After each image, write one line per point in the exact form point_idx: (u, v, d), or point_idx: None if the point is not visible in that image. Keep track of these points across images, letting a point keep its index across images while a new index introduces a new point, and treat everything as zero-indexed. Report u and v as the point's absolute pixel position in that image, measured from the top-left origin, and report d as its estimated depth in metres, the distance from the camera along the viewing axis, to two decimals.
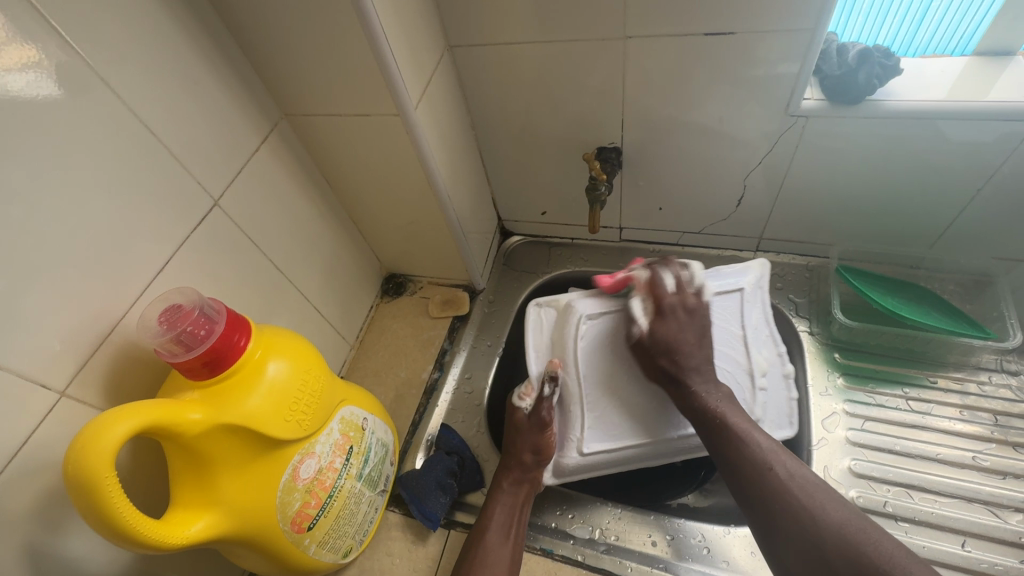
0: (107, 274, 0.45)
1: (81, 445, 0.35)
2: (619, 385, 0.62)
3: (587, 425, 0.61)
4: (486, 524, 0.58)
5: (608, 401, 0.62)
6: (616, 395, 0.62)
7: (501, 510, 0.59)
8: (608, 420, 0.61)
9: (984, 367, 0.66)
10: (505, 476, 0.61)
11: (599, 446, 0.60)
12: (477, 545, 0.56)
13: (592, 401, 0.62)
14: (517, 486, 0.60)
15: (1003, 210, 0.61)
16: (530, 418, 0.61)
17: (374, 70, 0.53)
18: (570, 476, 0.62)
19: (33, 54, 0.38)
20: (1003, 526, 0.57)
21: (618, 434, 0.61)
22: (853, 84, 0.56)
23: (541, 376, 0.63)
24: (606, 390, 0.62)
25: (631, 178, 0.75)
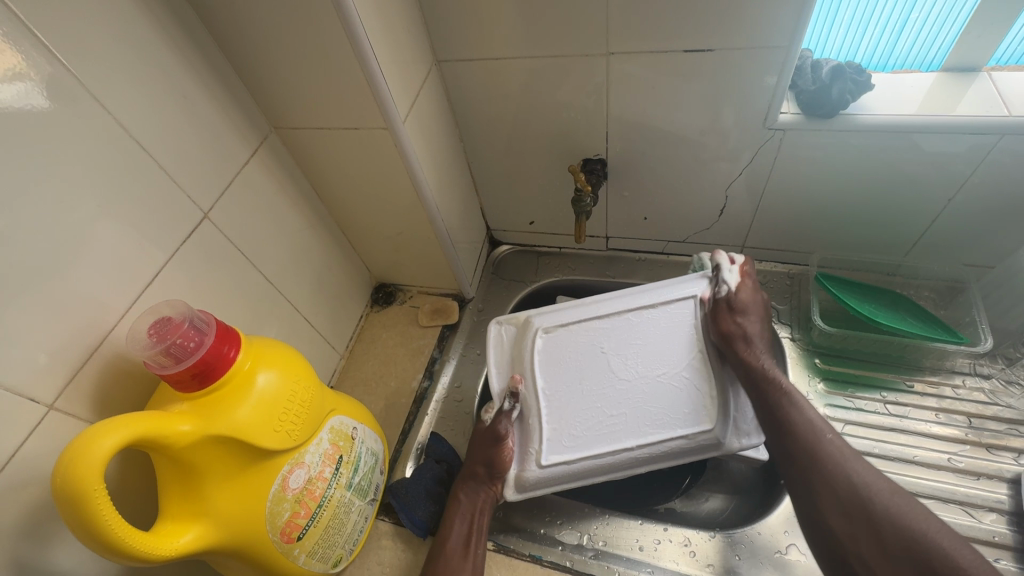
0: (95, 285, 0.45)
1: (69, 457, 0.36)
2: (600, 376, 0.62)
3: (546, 436, 0.61)
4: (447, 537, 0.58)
5: (593, 388, 0.62)
6: (574, 403, 0.61)
7: (460, 520, 0.59)
8: (575, 426, 0.61)
9: (958, 371, 0.68)
10: (465, 487, 0.62)
11: (557, 458, 0.59)
12: (438, 557, 0.57)
13: (556, 406, 0.62)
14: (475, 496, 0.61)
15: (974, 218, 0.63)
16: (488, 430, 0.62)
17: (362, 85, 0.54)
18: (532, 491, 0.61)
19: (21, 66, 0.39)
20: (978, 526, 0.58)
21: (584, 439, 0.60)
22: (826, 100, 0.57)
23: (502, 396, 0.64)
24: (573, 394, 0.62)
25: (617, 189, 0.76)
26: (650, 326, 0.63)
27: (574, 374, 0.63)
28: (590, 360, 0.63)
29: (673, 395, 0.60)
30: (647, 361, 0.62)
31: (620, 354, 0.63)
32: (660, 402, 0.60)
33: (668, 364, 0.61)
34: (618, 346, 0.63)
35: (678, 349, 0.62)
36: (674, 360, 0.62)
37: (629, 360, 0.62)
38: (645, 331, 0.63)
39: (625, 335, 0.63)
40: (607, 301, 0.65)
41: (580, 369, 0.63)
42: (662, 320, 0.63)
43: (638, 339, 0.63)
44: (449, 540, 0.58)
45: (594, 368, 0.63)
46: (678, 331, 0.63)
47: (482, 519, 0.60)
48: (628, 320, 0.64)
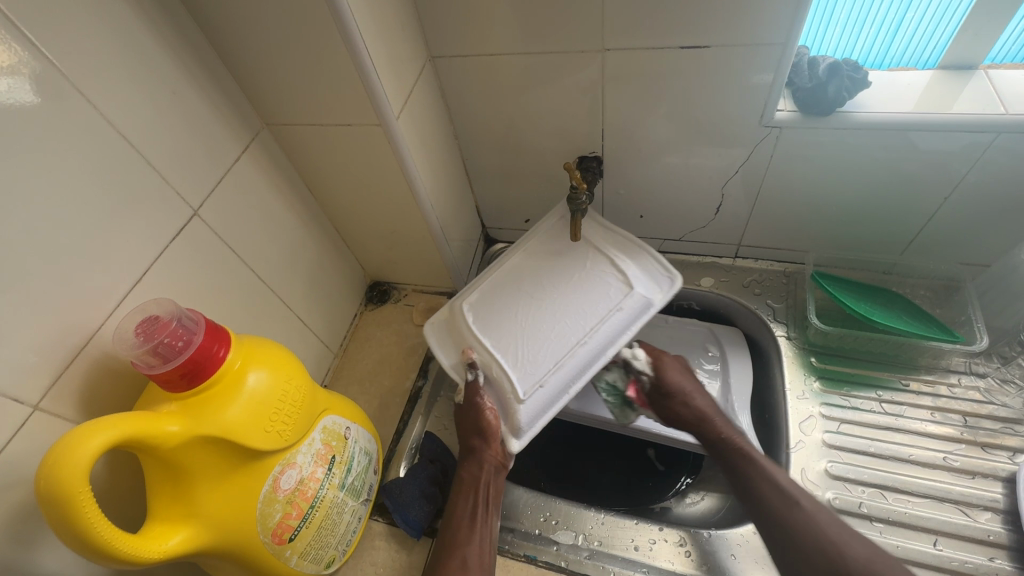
0: (83, 284, 0.45)
1: (54, 459, 0.35)
2: (532, 307, 0.65)
3: (516, 379, 0.60)
4: (456, 514, 0.59)
5: (535, 322, 0.63)
6: (522, 341, 0.62)
7: (466, 494, 0.60)
8: (533, 354, 0.61)
9: (953, 370, 0.68)
10: (466, 462, 0.62)
11: (533, 386, 0.59)
12: (450, 531, 0.58)
13: (507, 347, 0.62)
14: (477, 469, 0.61)
15: (970, 216, 0.63)
16: (465, 403, 0.63)
17: (355, 80, 0.53)
18: (529, 428, 0.59)
19: (5, 61, 0.38)
20: (973, 525, 0.58)
21: (546, 359, 0.60)
22: (824, 99, 0.57)
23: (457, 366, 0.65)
24: (509, 332, 0.63)
25: (612, 187, 0.76)
26: (557, 254, 0.69)
27: (506, 317, 0.65)
28: (516, 302, 0.66)
29: (596, 291, 0.64)
30: (568, 279, 0.66)
31: (545, 288, 0.66)
32: (590, 304, 0.63)
33: (582, 273, 0.66)
34: (539, 285, 0.67)
35: (584, 261, 0.67)
36: (589, 267, 0.66)
37: (553, 286, 0.66)
38: (556, 260, 0.69)
39: (538, 272, 0.68)
40: (516, 259, 0.71)
41: (507, 313, 0.65)
42: (572, 255, 0.68)
43: (553, 270, 0.68)
44: (457, 512, 0.59)
45: (524, 305, 0.65)
46: (586, 245, 0.69)
47: (488, 491, 0.61)
48: (538, 259, 0.70)
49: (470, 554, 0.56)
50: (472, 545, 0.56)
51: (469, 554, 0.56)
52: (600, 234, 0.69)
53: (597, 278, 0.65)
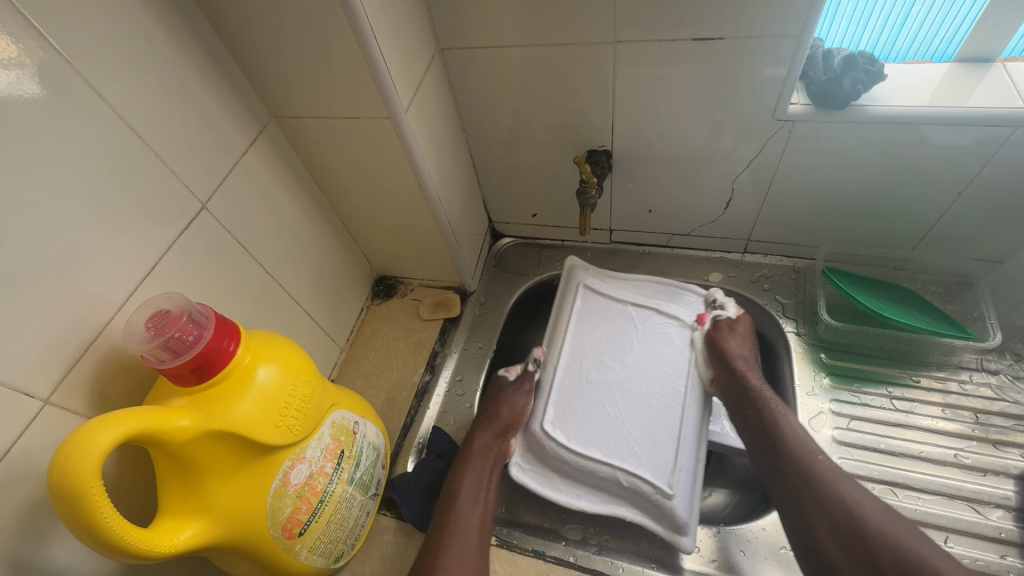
0: (91, 278, 0.44)
1: (65, 454, 0.35)
2: (613, 399, 0.65)
3: (642, 472, 0.60)
4: (461, 488, 0.59)
5: (630, 408, 0.64)
6: (625, 432, 0.62)
7: (474, 472, 0.61)
8: (644, 437, 0.62)
9: (964, 367, 0.68)
10: (475, 434, 0.64)
11: (671, 474, 0.59)
12: (450, 512, 0.57)
13: (618, 451, 0.61)
14: (488, 452, 0.63)
15: (983, 212, 0.62)
16: (514, 384, 0.68)
17: (364, 73, 0.53)
18: (693, 507, 0.58)
19: (14, 52, 0.37)
20: (984, 522, 0.58)
21: (666, 441, 0.61)
22: (839, 91, 0.56)
23: (575, 484, 0.63)
24: (605, 431, 0.63)
25: (621, 181, 0.75)
26: (602, 324, 0.71)
27: (594, 418, 0.64)
28: (592, 400, 0.65)
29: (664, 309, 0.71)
30: (635, 331, 0.69)
31: (620, 364, 0.67)
32: (661, 362, 0.66)
33: (640, 326, 0.70)
34: (606, 365, 0.67)
35: (638, 304, 0.71)
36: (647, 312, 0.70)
37: (620, 358, 0.67)
38: (603, 330, 0.70)
39: (593, 349, 0.69)
40: (554, 347, 0.70)
41: (590, 412, 0.64)
42: (616, 326, 0.70)
43: (606, 346, 0.69)
44: (461, 485, 0.59)
45: (604, 394, 0.65)
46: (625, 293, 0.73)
47: (493, 474, 0.62)
48: (586, 332, 0.70)
49: (470, 535, 0.56)
50: (473, 525, 0.57)
51: (469, 533, 0.56)
52: (626, 284, 0.74)
53: (655, 330, 0.69)
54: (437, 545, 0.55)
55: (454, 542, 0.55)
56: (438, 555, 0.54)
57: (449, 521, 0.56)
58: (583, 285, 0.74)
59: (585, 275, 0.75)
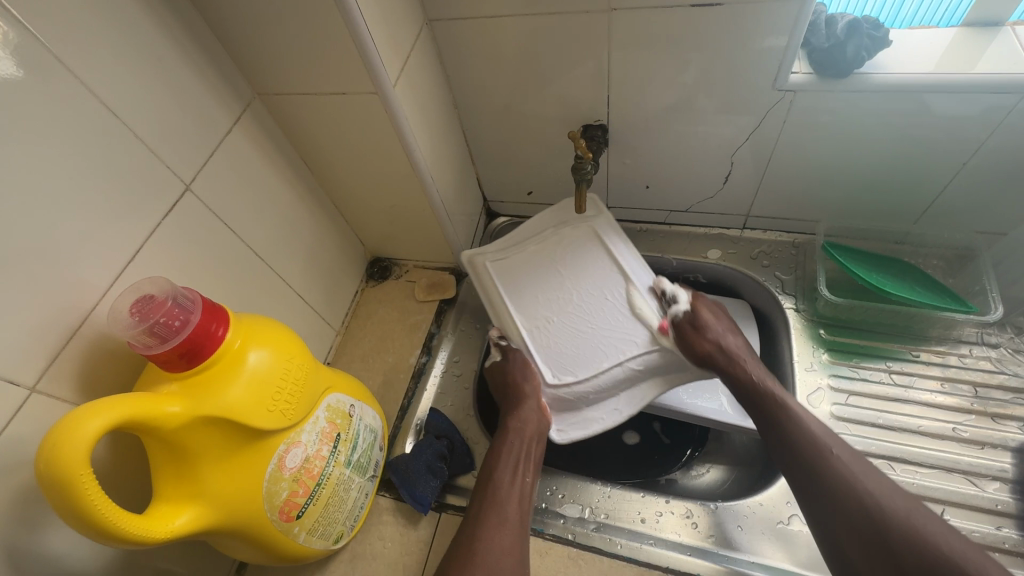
0: (73, 264, 0.43)
1: (53, 442, 0.34)
2: (569, 317, 0.67)
3: (638, 348, 0.64)
4: (497, 462, 0.59)
5: (596, 317, 0.66)
6: (598, 331, 0.66)
7: (510, 448, 0.60)
8: (609, 323, 0.66)
9: (965, 340, 0.67)
10: (509, 418, 0.63)
11: (635, 322, 0.65)
12: (488, 486, 0.57)
13: (610, 349, 0.64)
14: (522, 426, 0.62)
15: (988, 182, 0.61)
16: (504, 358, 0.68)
17: (349, 47, 0.51)
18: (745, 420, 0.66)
19: None
20: (981, 494, 0.58)
21: (613, 307, 0.67)
22: (842, 58, 0.54)
23: (607, 397, 0.65)
24: (589, 350, 0.65)
25: (617, 156, 0.73)
26: (527, 277, 0.71)
27: (574, 345, 0.66)
28: (566, 334, 0.67)
29: (598, 268, 0.69)
30: (556, 260, 0.71)
31: (556, 298, 0.69)
32: (586, 263, 0.70)
33: (558, 258, 0.71)
34: (552, 300, 0.69)
35: (537, 240, 0.73)
36: (583, 230, 0.72)
37: (555, 292, 0.69)
38: (531, 284, 0.70)
39: (536, 297, 0.69)
40: (510, 324, 0.69)
41: (568, 341, 0.66)
42: (540, 269, 0.71)
43: (539, 286, 0.70)
44: (499, 467, 0.58)
45: (566, 319, 0.67)
46: (530, 232, 0.75)
47: (532, 450, 0.61)
48: (527, 296, 0.70)
49: (509, 504, 0.55)
50: (511, 494, 0.56)
51: (508, 504, 0.55)
52: (519, 238, 0.75)
53: (573, 246, 0.71)
54: (474, 517, 0.54)
55: (492, 513, 0.54)
56: (478, 526, 0.53)
57: (488, 494, 0.56)
58: (488, 268, 0.73)
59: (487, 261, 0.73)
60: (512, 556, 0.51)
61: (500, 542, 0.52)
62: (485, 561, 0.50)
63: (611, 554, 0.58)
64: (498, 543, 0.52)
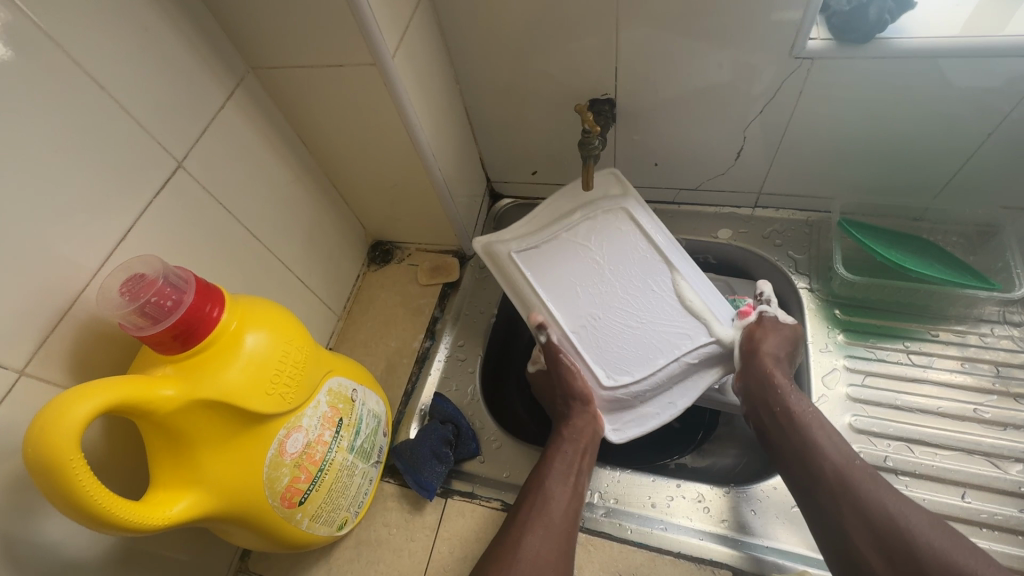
0: (61, 243, 0.41)
1: (41, 426, 0.33)
2: (614, 310, 0.62)
3: (694, 341, 0.60)
4: (549, 470, 0.57)
5: (642, 308, 0.62)
6: (648, 324, 0.61)
7: (562, 456, 0.58)
8: (660, 314, 0.62)
9: (986, 319, 0.65)
10: (564, 421, 0.61)
11: (685, 313, 0.61)
12: (534, 490, 0.55)
13: (664, 341, 0.60)
14: (577, 434, 0.59)
15: (1015, 154, 0.58)
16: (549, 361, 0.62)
17: (345, 16, 0.48)
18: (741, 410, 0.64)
19: None
20: (1003, 477, 0.56)
21: (662, 297, 0.62)
22: (864, 21, 0.51)
23: (662, 393, 0.61)
24: (643, 348, 0.60)
25: (625, 133, 0.71)
26: (558, 266, 0.65)
27: (623, 340, 0.61)
28: (614, 331, 0.62)
29: (641, 252, 0.64)
30: (596, 247, 0.65)
31: (599, 290, 0.63)
32: (620, 247, 0.65)
33: (593, 245, 0.65)
34: (594, 292, 0.63)
35: (567, 225, 0.67)
36: (619, 212, 0.67)
37: (596, 283, 0.64)
38: (568, 276, 0.64)
39: (574, 289, 0.64)
40: (549, 319, 0.63)
41: (618, 338, 0.61)
42: (573, 257, 0.65)
43: (576, 274, 0.64)
44: (548, 471, 0.57)
45: (611, 313, 0.62)
46: (553, 215, 0.69)
47: (587, 460, 0.58)
48: (563, 288, 0.64)
49: (556, 515, 0.53)
50: (559, 505, 0.54)
51: (556, 515, 0.53)
52: (542, 220, 0.69)
53: (602, 228, 0.66)
54: (519, 526, 0.53)
55: (538, 523, 0.52)
56: (524, 537, 0.52)
57: (535, 502, 0.54)
58: (512, 258, 0.66)
59: (505, 248, 0.67)
60: (555, 571, 0.50)
61: (543, 554, 0.51)
62: (527, 573, 0.49)
63: (622, 540, 0.56)
64: (540, 555, 0.50)
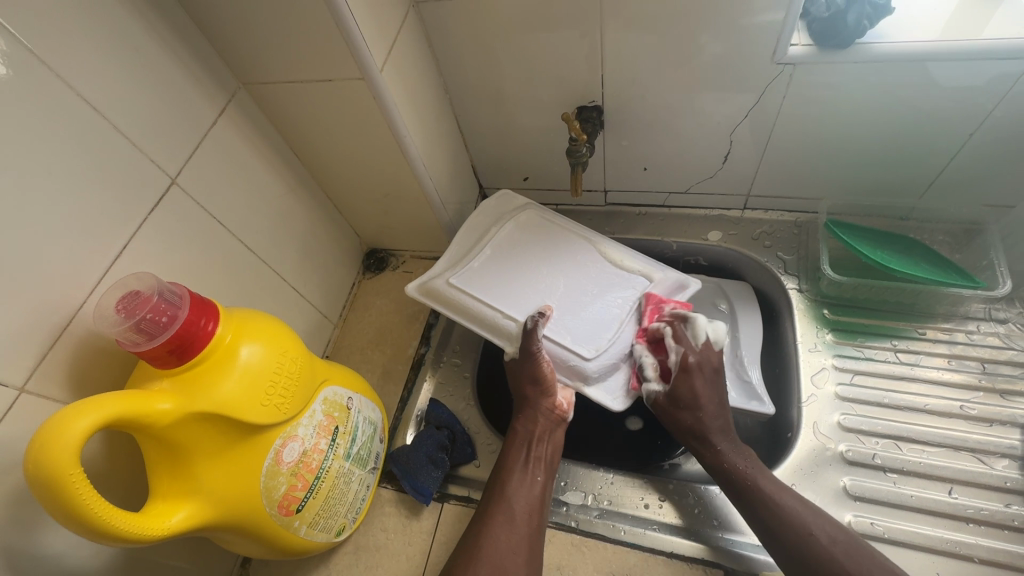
0: (57, 262, 0.42)
1: (41, 442, 0.34)
2: (563, 292, 0.65)
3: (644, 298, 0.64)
4: (509, 461, 0.59)
5: (588, 281, 0.66)
6: (600, 295, 0.65)
7: (520, 446, 0.60)
8: (604, 282, 0.66)
9: (972, 316, 0.66)
10: (520, 416, 0.62)
11: (621, 271, 0.67)
12: (498, 485, 0.57)
13: (617, 300, 0.64)
14: (533, 423, 0.61)
15: (994, 154, 0.59)
16: (520, 354, 0.61)
17: (334, 33, 0.49)
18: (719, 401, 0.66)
19: None
20: (989, 472, 0.57)
21: (596, 267, 0.67)
22: (843, 28, 0.52)
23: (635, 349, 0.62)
24: (602, 318, 0.63)
25: (614, 139, 0.72)
26: (501, 275, 0.66)
27: (585, 314, 0.63)
28: (575, 313, 0.63)
29: (565, 240, 0.70)
30: (527, 249, 0.68)
31: (544, 281, 0.66)
32: (553, 248, 0.69)
33: (523, 249, 0.68)
34: (542, 277, 0.66)
35: (490, 241, 0.69)
36: (532, 216, 0.72)
37: (540, 278, 0.66)
38: (514, 280, 0.66)
39: (522, 290, 0.65)
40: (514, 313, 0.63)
41: (578, 316, 0.63)
42: (506, 262, 0.67)
43: (521, 277, 0.66)
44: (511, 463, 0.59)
45: (564, 294, 0.65)
46: (475, 237, 0.70)
47: (545, 446, 0.61)
48: (513, 288, 0.65)
49: (517, 503, 0.55)
50: (520, 493, 0.56)
51: (517, 503, 0.55)
52: (464, 247, 0.70)
53: (524, 238, 0.70)
54: (484, 517, 0.55)
55: (501, 512, 0.54)
56: (488, 526, 0.54)
57: (496, 493, 0.56)
58: (453, 286, 0.65)
59: (442, 280, 0.66)
60: (519, 556, 0.52)
61: (505, 540, 0.52)
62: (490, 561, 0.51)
63: (615, 541, 0.57)
64: (505, 542, 0.52)
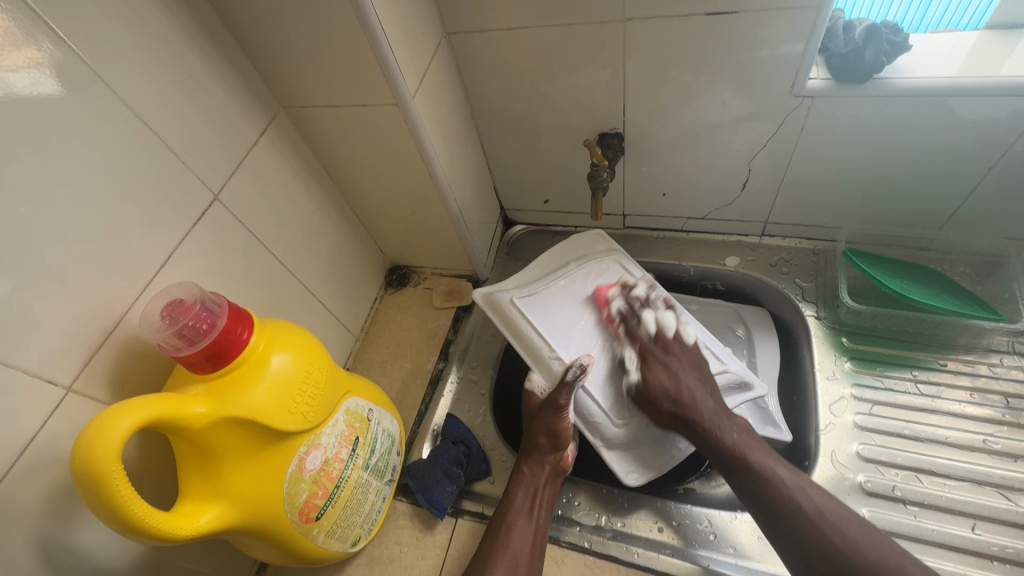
0: (107, 270, 0.45)
1: (88, 438, 0.36)
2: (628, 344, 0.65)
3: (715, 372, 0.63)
4: (514, 503, 0.58)
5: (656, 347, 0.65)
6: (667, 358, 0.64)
7: (525, 491, 0.59)
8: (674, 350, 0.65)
9: (995, 350, 0.65)
10: (527, 457, 0.62)
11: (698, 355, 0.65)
12: (501, 527, 0.57)
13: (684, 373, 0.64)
14: (539, 467, 0.61)
15: (1016, 188, 0.59)
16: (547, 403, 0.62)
17: (370, 61, 0.52)
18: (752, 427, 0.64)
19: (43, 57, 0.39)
20: (1014, 509, 0.56)
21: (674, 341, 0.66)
22: (861, 63, 0.54)
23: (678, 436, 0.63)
24: None
25: (633, 165, 0.74)
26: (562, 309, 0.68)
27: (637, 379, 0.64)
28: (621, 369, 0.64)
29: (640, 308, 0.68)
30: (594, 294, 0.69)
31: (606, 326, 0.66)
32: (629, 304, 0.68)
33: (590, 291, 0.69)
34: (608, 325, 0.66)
35: (564, 274, 0.71)
36: (611, 263, 0.72)
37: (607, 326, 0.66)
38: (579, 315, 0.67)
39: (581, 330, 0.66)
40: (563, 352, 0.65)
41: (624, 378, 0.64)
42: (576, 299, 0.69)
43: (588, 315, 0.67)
44: (513, 507, 0.58)
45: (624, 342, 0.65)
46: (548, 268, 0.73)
47: (546, 494, 0.60)
48: (571, 322, 0.67)
49: (518, 549, 0.55)
50: (522, 539, 0.56)
51: (517, 549, 0.55)
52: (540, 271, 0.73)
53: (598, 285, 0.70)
54: (486, 559, 0.55)
55: (504, 557, 0.54)
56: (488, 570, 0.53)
57: (500, 535, 0.56)
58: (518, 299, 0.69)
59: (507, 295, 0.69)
60: None
61: None
62: None
63: (628, 563, 0.57)
64: None
